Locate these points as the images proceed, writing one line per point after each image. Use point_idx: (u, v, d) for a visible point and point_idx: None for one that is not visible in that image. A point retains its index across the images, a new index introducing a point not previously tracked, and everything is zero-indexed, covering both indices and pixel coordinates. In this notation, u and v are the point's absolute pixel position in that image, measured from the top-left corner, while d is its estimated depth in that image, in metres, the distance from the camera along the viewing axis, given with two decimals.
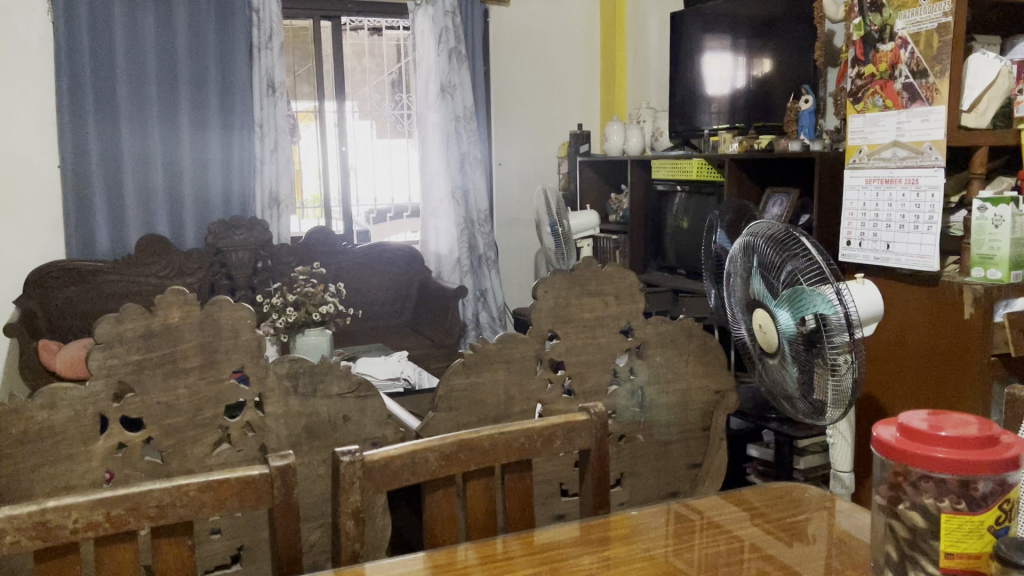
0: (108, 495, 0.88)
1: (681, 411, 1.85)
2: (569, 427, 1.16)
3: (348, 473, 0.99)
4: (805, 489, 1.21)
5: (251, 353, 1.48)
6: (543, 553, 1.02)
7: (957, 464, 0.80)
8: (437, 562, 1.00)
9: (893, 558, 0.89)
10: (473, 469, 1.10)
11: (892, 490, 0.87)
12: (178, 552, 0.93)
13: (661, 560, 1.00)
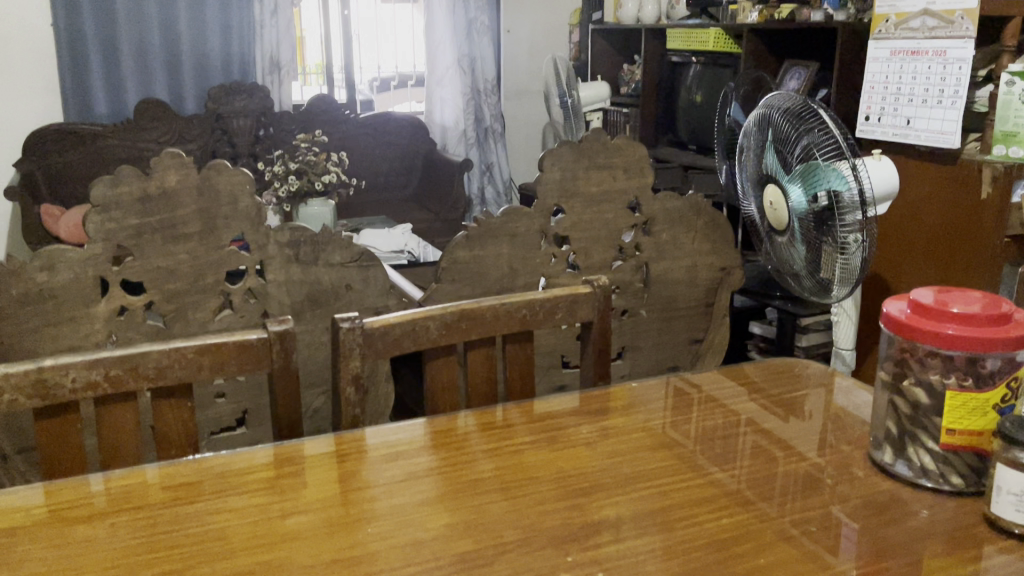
0: (106, 356, 0.88)
1: (685, 287, 1.84)
2: (571, 299, 1.14)
3: (347, 340, 0.98)
4: (807, 366, 1.20)
5: (251, 220, 1.45)
6: (543, 422, 1.03)
7: (965, 342, 0.79)
8: (437, 428, 1.01)
9: (892, 434, 0.88)
10: (474, 339, 1.10)
11: (897, 367, 0.86)
12: (178, 413, 0.94)
13: (661, 432, 1.00)
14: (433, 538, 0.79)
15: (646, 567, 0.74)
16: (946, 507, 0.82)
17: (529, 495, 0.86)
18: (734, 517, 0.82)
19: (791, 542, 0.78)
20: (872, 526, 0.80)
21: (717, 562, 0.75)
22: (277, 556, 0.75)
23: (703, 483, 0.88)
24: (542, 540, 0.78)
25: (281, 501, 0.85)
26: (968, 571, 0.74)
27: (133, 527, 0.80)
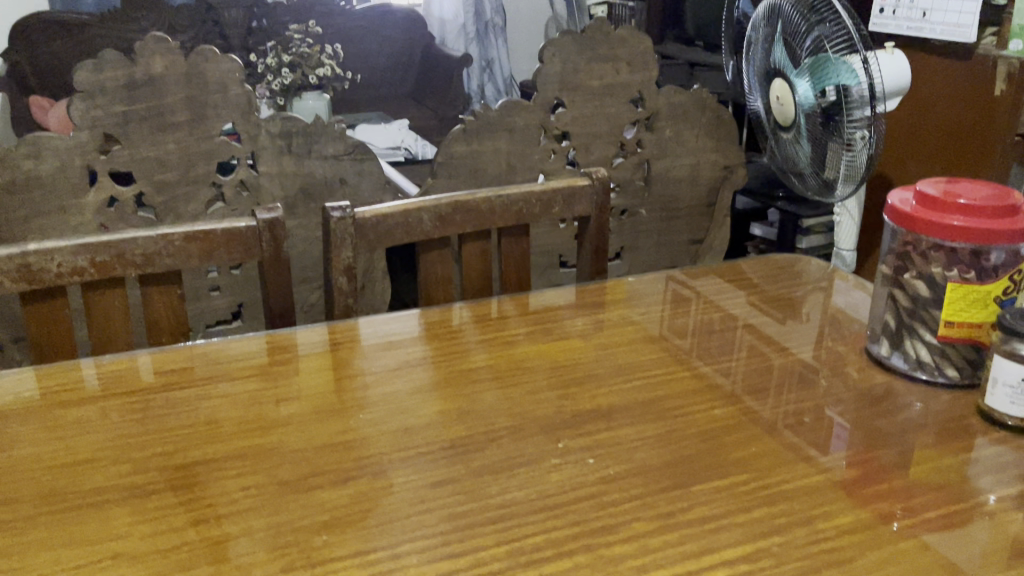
0: (91, 240, 0.86)
1: (687, 186, 1.81)
2: (568, 192, 1.12)
3: (338, 229, 0.96)
4: (807, 263, 1.18)
5: (241, 109, 1.40)
6: (537, 315, 1.02)
7: (970, 234, 0.77)
8: (430, 320, 1.00)
9: (891, 327, 0.87)
10: (469, 232, 1.08)
11: (899, 261, 0.84)
12: (168, 301, 0.93)
13: (657, 325, 0.99)
14: (425, 424, 0.79)
15: (638, 453, 0.74)
16: (940, 400, 0.82)
17: (522, 385, 0.86)
18: (726, 407, 0.82)
19: (783, 432, 0.78)
20: (865, 418, 0.80)
21: (709, 450, 0.75)
22: (269, 440, 0.75)
23: (697, 376, 0.88)
24: (534, 427, 0.78)
25: (272, 387, 0.84)
26: (958, 461, 0.74)
27: (124, 411, 0.79)
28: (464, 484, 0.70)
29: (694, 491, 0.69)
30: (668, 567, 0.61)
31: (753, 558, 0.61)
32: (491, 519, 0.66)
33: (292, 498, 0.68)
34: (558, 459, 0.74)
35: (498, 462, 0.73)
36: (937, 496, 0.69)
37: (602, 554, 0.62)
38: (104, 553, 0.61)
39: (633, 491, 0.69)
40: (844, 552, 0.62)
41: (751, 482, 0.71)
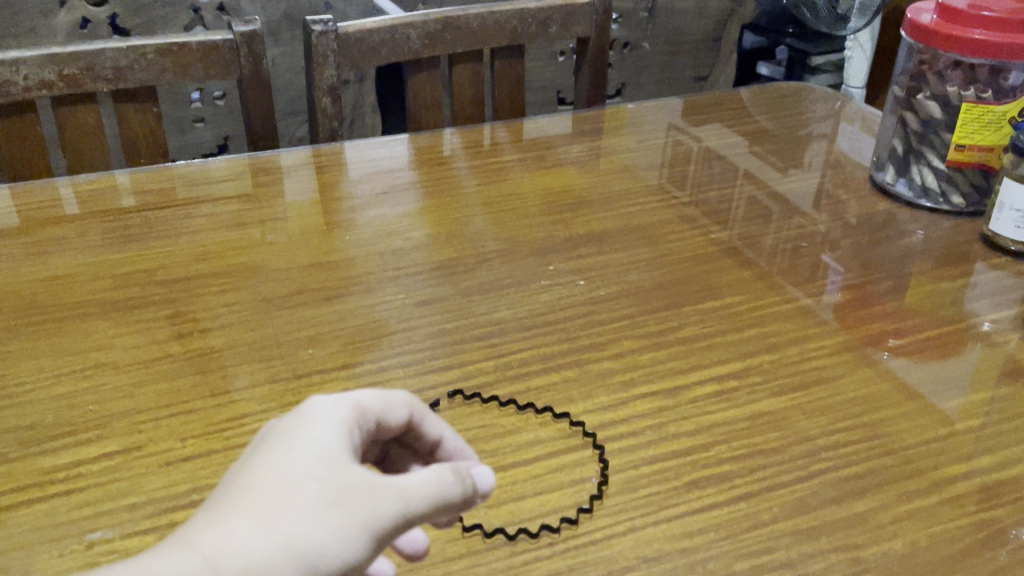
0: (58, 52, 0.81)
1: (693, 18, 1.72)
2: (566, 11, 1.05)
3: (321, 45, 0.92)
4: (814, 91, 1.13)
5: None
6: (532, 143, 0.98)
7: (991, 49, 0.73)
8: (420, 145, 0.96)
9: (897, 153, 0.84)
10: (460, 52, 1.02)
11: (912, 81, 0.81)
12: (144, 120, 0.89)
13: (657, 152, 0.96)
14: (413, 247, 0.77)
15: (631, 276, 0.73)
16: (942, 227, 0.80)
17: (514, 210, 0.83)
18: (722, 233, 0.80)
19: (778, 258, 0.77)
20: (864, 245, 0.79)
21: (704, 273, 0.74)
22: (254, 260, 0.74)
23: (695, 202, 0.86)
24: (524, 250, 0.77)
25: (256, 209, 0.82)
26: (955, 286, 0.73)
27: (104, 230, 0.77)
28: (452, 303, 0.69)
29: (686, 312, 0.68)
30: (655, 381, 0.60)
31: (742, 374, 0.61)
32: (479, 336, 0.65)
33: (277, 314, 0.67)
34: (547, 281, 0.72)
35: (487, 283, 0.72)
36: (930, 319, 0.69)
37: (591, 370, 0.61)
38: (88, 362, 0.61)
39: (625, 312, 0.68)
40: (834, 370, 0.62)
41: (745, 303, 0.70)
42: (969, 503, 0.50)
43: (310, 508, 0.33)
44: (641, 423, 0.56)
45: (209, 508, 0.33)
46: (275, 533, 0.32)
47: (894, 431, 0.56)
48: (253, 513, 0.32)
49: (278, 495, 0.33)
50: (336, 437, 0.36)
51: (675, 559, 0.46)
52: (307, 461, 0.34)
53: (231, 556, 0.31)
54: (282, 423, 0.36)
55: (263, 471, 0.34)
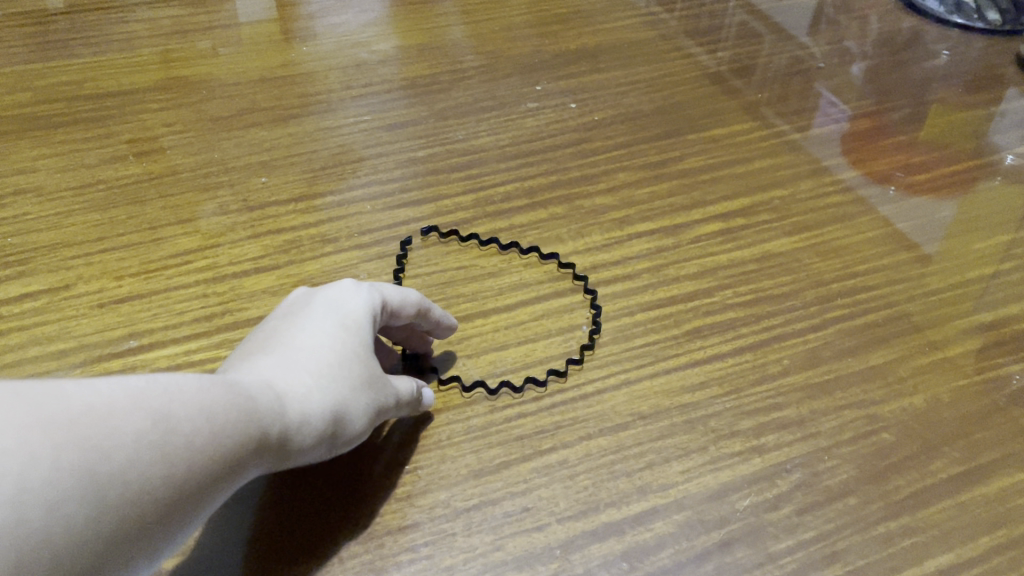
0: None
1: None
2: None
3: None
4: None
5: None
6: None
7: None
8: None
9: None
10: None
11: None
12: None
13: None
14: (380, 61, 0.67)
15: (627, 99, 0.65)
16: (970, 49, 0.73)
17: (496, 20, 0.74)
18: (726, 53, 0.72)
19: (789, 81, 0.69)
20: (884, 68, 0.71)
21: (707, 97, 0.66)
22: (198, 72, 0.64)
23: (699, 18, 0.76)
24: (508, 68, 0.67)
25: (199, 15, 0.71)
26: (982, 116, 0.66)
27: (22, 36, 0.67)
28: (426, 127, 0.61)
29: (689, 140, 0.61)
30: (655, 218, 0.54)
31: (751, 211, 0.55)
32: (456, 166, 0.57)
33: (224, 135, 0.58)
34: (534, 104, 0.64)
35: (464, 104, 0.63)
36: (955, 151, 0.62)
37: (583, 205, 0.55)
38: (7, 189, 0.53)
39: (620, 139, 0.61)
40: (850, 207, 0.56)
41: (756, 132, 0.62)
42: (992, 355, 0.46)
43: (362, 374, 0.35)
44: (638, 265, 0.50)
45: (265, 353, 0.34)
46: (332, 388, 0.34)
47: (915, 276, 0.51)
48: (314, 366, 0.34)
49: (338, 357, 0.35)
50: (371, 320, 0.38)
51: (674, 417, 0.42)
52: (353, 336, 0.36)
53: (300, 395, 0.33)
54: (329, 293, 0.38)
55: (321, 332, 0.35)
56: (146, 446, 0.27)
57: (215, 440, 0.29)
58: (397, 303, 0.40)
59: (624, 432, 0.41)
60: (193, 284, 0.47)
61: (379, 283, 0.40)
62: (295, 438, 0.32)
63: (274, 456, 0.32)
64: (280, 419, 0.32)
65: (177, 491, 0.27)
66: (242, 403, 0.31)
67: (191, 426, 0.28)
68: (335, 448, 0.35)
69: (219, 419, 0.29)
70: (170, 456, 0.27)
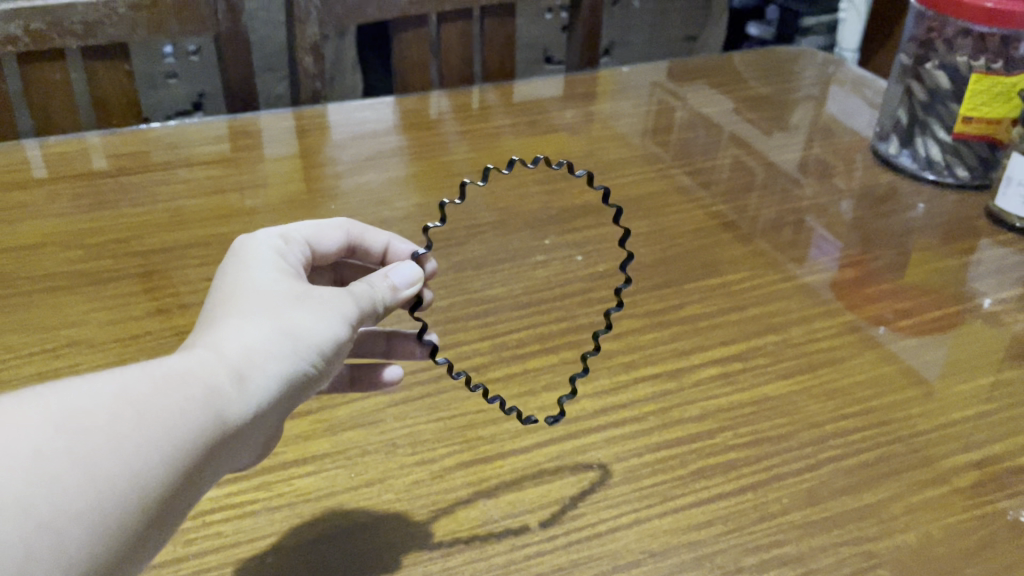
0: (22, 5, 0.77)
1: None
2: None
3: (303, 2, 0.87)
4: (812, 58, 1.10)
5: None
6: (523, 105, 0.94)
7: (1005, 16, 0.71)
8: (406, 108, 0.91)
9: (902, 123, 0.82)
10: (449, 11, 0.96)
11: (922, 50, 0.78)
12: (115, 78, 0.85)
13: (647, 119, 0.93)
14: (401, 217, 0.73)
15: (628, 251, 0.71)
16: (944, 202, 0.79)
17: (506, 179, 0.80)
18: (720, 206, 0.78)
19: (778, 232, 0.74)
20: (867, 219, 0.77)
21: (704, 248, 0.72)
22: (236, 229, 0.70)
23: (693, 174, 0.83)
24: (518, 223, 0.74)
25: (235, 176, 0.78)
26: (960, 264, 0.71)
27: (72, 195, 0.73)
28: (445, 278, 0.66)
29: (687, 288, 0.66)
30: (658, 363, 0.58)
31: (747, 356, 0.59)
32: (474, 314, 0.62)
33: None
34: (544, 256, 0.69)
35: (481, 257, 0.69)
36: (936, 297, 0.67)
37: (591, 350, 0.59)
38: (61, 340, 0.57)
39: (624, 288, 0.66)
40: (840, 351, 0.60)
41: (749, 281, 0.68)
42: (978, 494, 0.49)
43: (287, 306, 0.38)
44: (643, 408, 0.54)
45: (193, 334, 0.36)
46: (268, 321, 0.37)
47: (902, 417, 0.54)
48: (242, 316, 0.37)
49: (259, 300, 0.38)
50: (280, 263, 0.41)
51: (683, 554, 0.45)
52: (268, 278, 0.39)
53: (243, 342, 0.35)
54: (235, 263, 0.41)
55: (243, 291, 0.38)
56: (56, 450, 0.28)
57: (142, 409, 0.31)
58: (283, 253, 0.43)
59: (638, 570, 0.44)
60: None
61: (257, 240, 0.43)
62: (252, 373, 0.35)
63: (240, 399, 0.34)
64: (228, 370, 0.34)
65: (116, 466, 0.29)
66: (174, 371, 0.33)
67: (101, 407, 0.30)
68: (315, 363, 0.37)
69: (140, 391, 0.31)
70: (85, 444, 0.29)
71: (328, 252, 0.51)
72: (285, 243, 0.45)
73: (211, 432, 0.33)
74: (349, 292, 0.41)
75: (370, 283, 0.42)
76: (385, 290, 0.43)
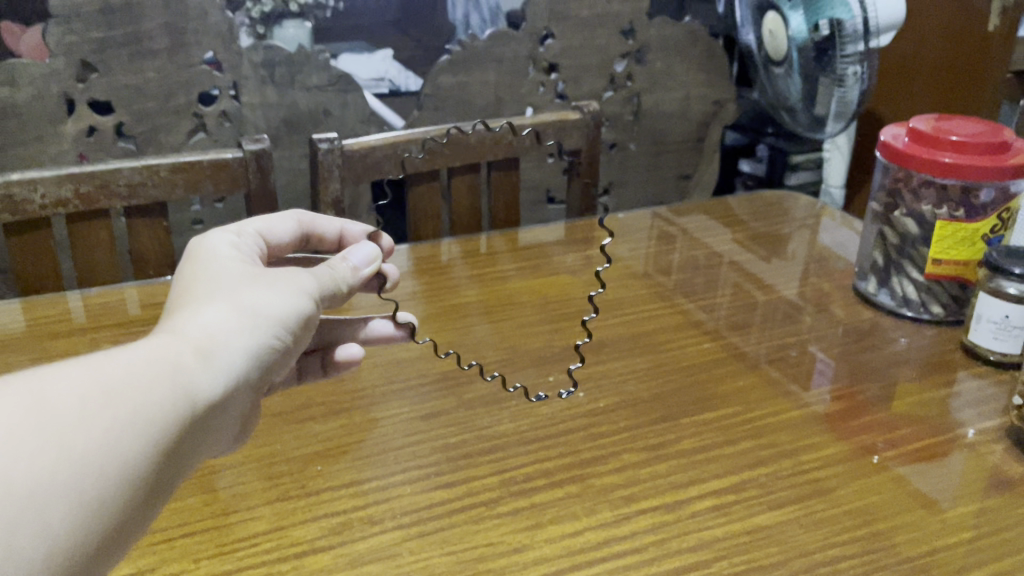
0: (75, 172, 0.85)
1: (676, 121, 1.60)
2: (560, 125, 1.09)
3: (328, 162, 0.95)
4: (796, 200, 1.18)
5: (223, 38, 1.22)
6: (527, 250, 1.01)
7: (962, 170, 0.79)
8: (419, 254, 0.99)
9: (878, 264, 0.88)
10: (458, 166, 1.05)
11: (889, 198, 0.86)
12: (153, 233, 0.93)
13: (643, 262, 1.00)
14: (415, 358, 0.79)
15: (627, 388, 0.75)
16: (923, 336, 0.84)
17: (512, 320, 0.86)
18: (714, 343, 0.83)
19: (769, 367, 0.79)
20: (852, 353, 0.82)
21: (699, 384, 0.76)
22: None
23: (688, 312, 0.89)
24: (523, 361, 0.79)
25: None
26: (941, 395, 0.76)
27: (112, 342, 0.80)
28: (455, 416, 0.71)
29: (684, 423, 0.71)
30: (657, 495, 0.62)
31: (741, 487, 0.63)
32: (484, 450, 0.67)
33: (285, 430, 0.68)
34: (548, 393, 0.74)
35: (490, 395, 0.74)
36: (920, 428, 0.71)
37: (593, 484, 0.63)
38: None
39: (623, 424, 0.70)
40: (828, 482, 0.64)
41: (740, 415, 0.72)
42: None
43: (237, 293, 0.50)
44: (643, 539, 0.58)
45: (171, 316, 0.49)
46: (234, 307, 0.49)
47: (889, 545, 0.58)
48: (212, 302, 0.49)
49: (223, 291, 0.50)
50: (235, 259, 0.54)
51: None
52: (227, 274, 0.52)
53: (219, 323, 0.48)
54: (195, 264, 0.53)
55: (208, 284, 0.51)
56: (86, 400, 0.40)
57: (143, 371, 0.43)
58: (234, 246, 0.56)
59: None
60: (260, 564, 0.55)
61: (209, 240, 0.55)
62: (224, 342, 0.48)
63: (219, 361, 0.47)
64: (208, 341, 0.47)
65: (134, 409, 0.41)
66: (167, 345, 0.45)
67: (113, 371, 0.42)
68: (274, 332, 0.50)
69: (141, 359, 0.43)
70: (106, 395, 0.41)
71: (288, 236, 0.68)
72: (235, 243, 0.58)
73: (200, 387, 0.45)
74: (297, 275, 0.54)
75: (328, 269, 0.57)
76: (350, 270, 0.59)
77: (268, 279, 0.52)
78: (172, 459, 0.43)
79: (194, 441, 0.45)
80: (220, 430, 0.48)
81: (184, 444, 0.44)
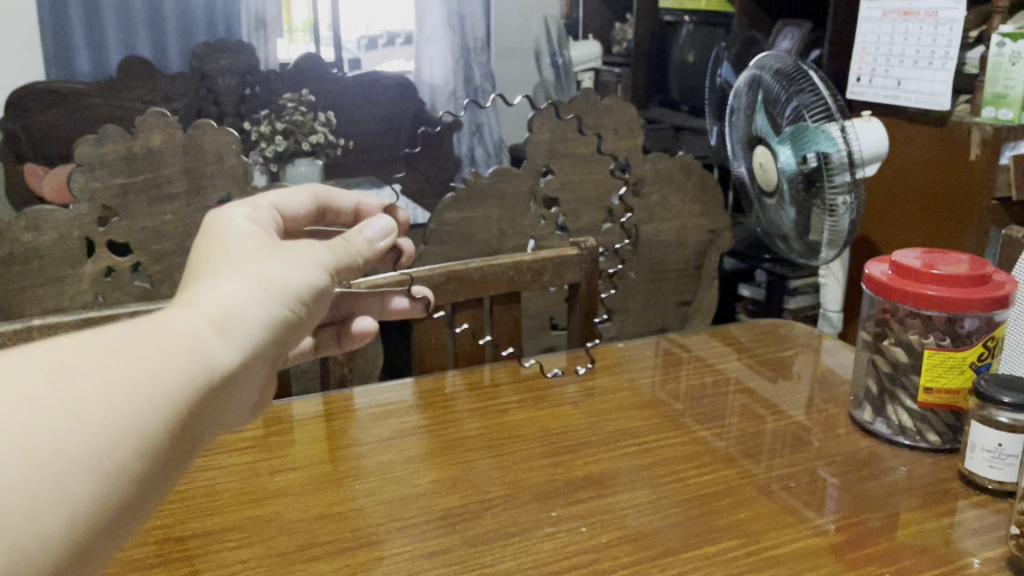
0: (95, 315, 0.89)
1: (673, 249, 1.64)
2: (558, 260, 1.13)
3: None
4: (793, 327, 1.20)
5: (238, 181, 1.28)
6: (529, 382, 1.03)
7: (944, 302, 0.81)
8: (424, 388, 1.01)
9: (872, 392, 0.90)
10: (463, 301, 1.09)
11: (878, 328, 0.89)
12: None
13: (644, 391, 1.01)
14: (420, 493, 0.80)
15: (629, 521, 0.76)
16: (922, 464, 0.85)
17: (515, 453, 0.88)
18: (716, 473, 0.84)
19: (770, 497, 0.80)
20: (853, 482, 0.82)
21: (700, 516, 0.77)
22: (268, 510, 0.77)
23: (689, 442, 0.90)
24: (526, 495, 0.80)
25: (269, 458, 0.86)
26: (942, 524, 0.76)
27: None
28: (458, 552, 0.71)
29: (685, 558, 0.71)
30: None
31: None
32: None
33: (288, 569, 0.69)
34: (550, 527, 0.75)
35: (494, 531, 0.74)
36: (924, 559, 0.71)
37: None
38: None
39: (624, 559, 0.71)
40: None
41: (741, 547, 0.72)
42: None
43: (253, 263, 0.51)
44: None
45: (188, 287, 0.49)
46: (250, 277, 0.50)
47: None
48: (227, 274, 0.49)
49: (238, 262, 0.51)
50: (251, 228, 0.55)
51: None
52: (242, 244, 0.52)
53: (235, 293, 0.49)
54: (209, 235, 0.53)
55: (222, 257, 0.51)
56: (103, 370, 0.40)
57: (159, 342, 0.43)
58: (249, 216, 0.57)
59: None
60: None
61: (222, 210, 0.56)
62: (240, 311, 0.48)
63: (236, 331, 0.47)
64: (225, 312, 0.47)
65: (150, 380, 0.41)
66: (183, 316, 0.46)
67: (127, 343, 0.42)
68: (289, 300, 0.51)
69: (156, 331, 0.44)
70: (122, 366, 0.41)
71: (305, 204, 0.70)
72: (250, 214, 0.58)
73: (218, 360, 0.46)
74: (312, 247, 0.55)
75: (342, 242, 0.58)
76: (364, 243, 0.61)
77: (280, 251, 0.53)
78: (192, 423, 0.44)
79: (216, 407, 0.46)
80: (240, 395, 0.49)
81: (206, 410, 0.45)
